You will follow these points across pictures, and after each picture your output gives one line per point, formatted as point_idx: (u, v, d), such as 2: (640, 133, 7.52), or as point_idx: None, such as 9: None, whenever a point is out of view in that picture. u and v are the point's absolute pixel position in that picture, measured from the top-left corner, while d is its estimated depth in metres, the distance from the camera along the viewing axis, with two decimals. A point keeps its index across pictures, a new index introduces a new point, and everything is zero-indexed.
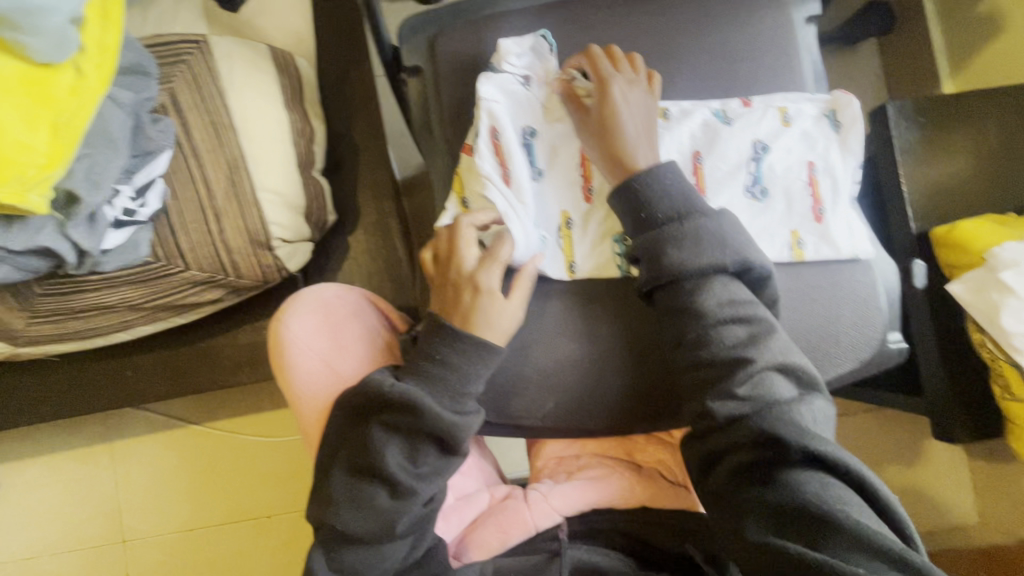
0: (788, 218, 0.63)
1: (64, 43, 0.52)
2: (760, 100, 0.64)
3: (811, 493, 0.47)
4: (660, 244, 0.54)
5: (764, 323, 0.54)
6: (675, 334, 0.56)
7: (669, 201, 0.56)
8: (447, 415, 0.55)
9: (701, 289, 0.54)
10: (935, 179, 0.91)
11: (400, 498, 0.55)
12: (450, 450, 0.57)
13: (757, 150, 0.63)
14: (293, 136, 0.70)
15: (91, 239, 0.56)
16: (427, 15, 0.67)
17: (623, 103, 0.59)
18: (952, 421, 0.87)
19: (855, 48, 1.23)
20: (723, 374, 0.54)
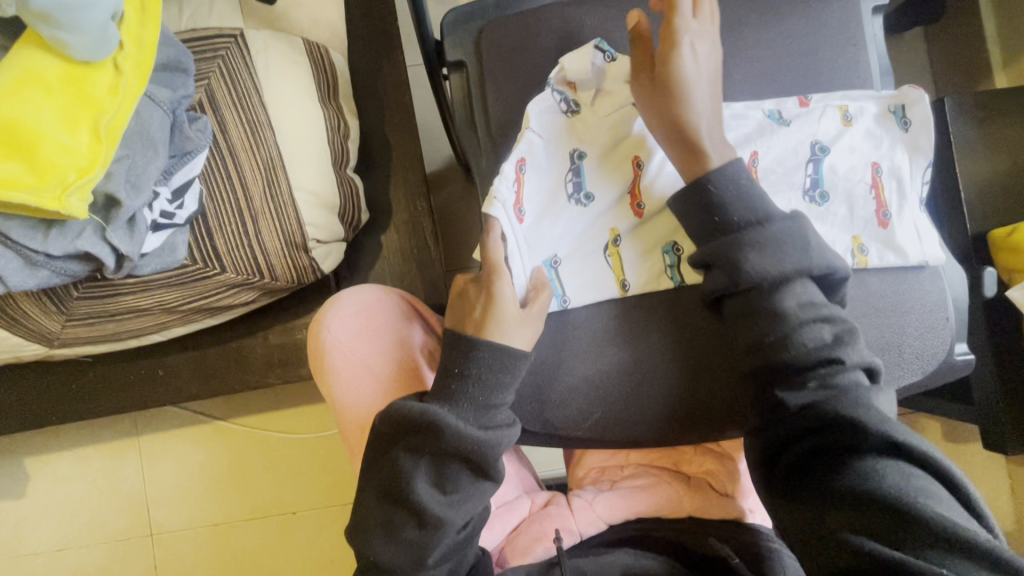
0: (850, 223, 0.60)
1: (105, 40, 0.50)
2: (820, 99, 0.61)
3: (896, 485, 0.43)
4: (736, 246, 0.51)
5: (845, 323, 0.50)
6: (748, 333, 0.51)
7: (746, 205, 0.52)
8: (474, 430, 0.52)
9: (782, 289, 0.51)
10: (996, 179, 0.86)
11: (430, 529, 0.51)
12: (484, 469, 0.53)
13: (816, 151, 0.60)
14: (329, 134, 0.67)
15: (132, 244, 0.55)
16: (471, 8, 0.64)
17: (690, 60, 0.55)
18: (1004, 432, 0.83)
19: (901, 38, 1.18)
20: (799, 373, 0.50)
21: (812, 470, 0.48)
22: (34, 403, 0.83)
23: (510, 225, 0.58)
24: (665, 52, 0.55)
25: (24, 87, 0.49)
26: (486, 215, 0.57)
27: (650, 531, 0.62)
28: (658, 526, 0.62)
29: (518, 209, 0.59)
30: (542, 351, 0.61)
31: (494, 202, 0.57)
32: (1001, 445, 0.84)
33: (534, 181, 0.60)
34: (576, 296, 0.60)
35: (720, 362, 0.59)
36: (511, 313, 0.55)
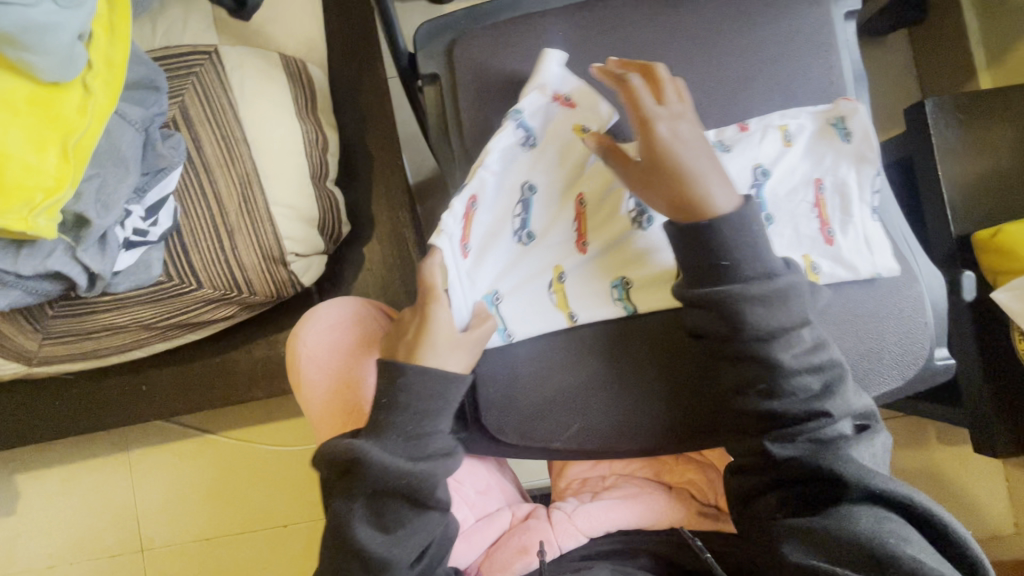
0: (798, 243, 0.59)
1: (72, 60, 0.49)
2: (758, 122, 0.60)
3: (870, 528, 0.45)
4: (743, 295, 0.51)
5: (837, 370, 0.51)
6: (738, 380, 0.52)
7: (755, 252, 0.52)
8: (401, 460, 0.52)
9: (778, 339, 0.51)
10: (980, 181, 0.86)
11: (376, 566, 0.51)
12: (423, 501, 0.52)
13: (757, 176, 0.60)
14: (307, 147, 0.67)
15: (104, 262, 0.55)
16: (444, 21, 0.64)
17: (674, 139, 0.54)
18: (995, 435, 0.83)
19: (884, 41, 1.18)
20: (789, 420, 0.51)
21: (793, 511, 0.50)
22: (17, 421, 0.83)
23: (454, 261, 0.57)
24: (646, 143, 0.54)
25: None
26: (432, 244, 0.55)
27: (634, 544, 0.61)
28: (643, 539, 0.62)
29: (462, 245, 0.58)
30: (515, 364, 0.60)
31: (441, 234, 0.55)
32: (993, 449, 0.83)
33: (484, 218, 0.59)
34: (522, 328, 0.60)
35: (694, 379, 0.58)
36: (443, 336, 0.55)
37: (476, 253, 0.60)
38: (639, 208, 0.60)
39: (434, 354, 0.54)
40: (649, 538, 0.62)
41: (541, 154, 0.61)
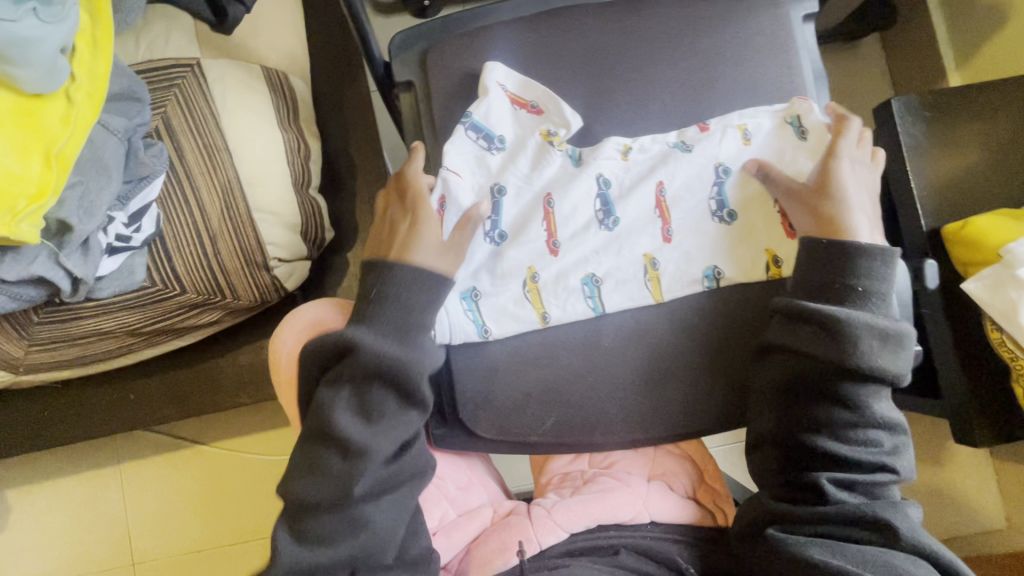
0: (760, 237, 0.61)
1: (54, 72, 0.51)
2: (717, 121, 0.62)
3: (903, 567, 0.51)
4: (858, 329, 0.54)
5: (903, 433, 0.57)
6: (824, 416, 0.56)
7: (880, 299, 0.55)
8: (386, 347, 0.54)
9: (874, 393, 0.55)
10: (948, 177, 0.88)
11: (354, 459, 0.53)
12: (406, 392, 0.55)
13: (720, 174, 0.62)
14: (288, 155, 0.70)
15: (86, 267, 0.56)
16: (417, 30, 0.67)
17: (848, 173, 0.58)
18: (973, 427, 0.84)
19: (856, 46, 1.22)
20: (856, 464, 0.56)
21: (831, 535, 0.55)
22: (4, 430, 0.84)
23: None
24: (825, 170, 0.58)
25: None
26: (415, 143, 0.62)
27: (614, 539, 0.62)
28: (625, 535, 0.62)
29: None
30: (492, 356, 0.61)
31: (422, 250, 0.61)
32: (973, 441, 0.84)
33: (452, 218, 0.61)
34: (495, 325, 0.61)
35: (663, 369, 0.61)
36: (431, 236, 0.58)
37: None
38: (605, 209, 0.62)
39: (425, 250, 0.57)
40: (631, 534, 0.62)
41: (511, 158, 0.63)
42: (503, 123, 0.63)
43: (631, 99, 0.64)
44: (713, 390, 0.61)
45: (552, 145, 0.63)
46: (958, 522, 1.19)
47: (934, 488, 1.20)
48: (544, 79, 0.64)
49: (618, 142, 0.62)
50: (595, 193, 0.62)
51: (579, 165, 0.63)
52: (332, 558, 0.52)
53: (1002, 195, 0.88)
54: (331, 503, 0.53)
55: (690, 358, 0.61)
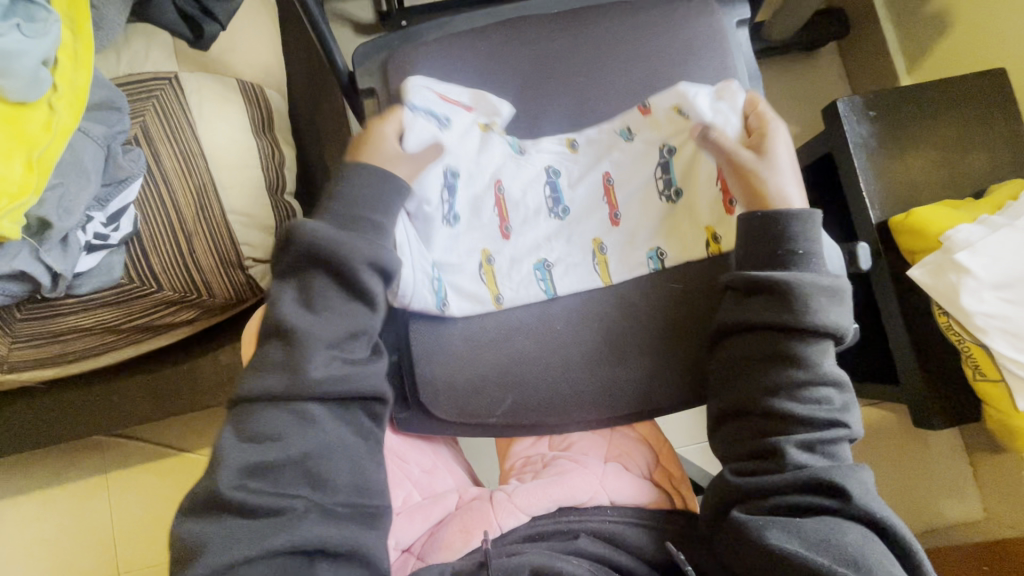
0: (699, 219, 0.66)
1: (37, 82, 0.56)
2: (655, 101, 0.67)
3: (855, 545, 0.50)
4: (802, 287, 0.56)
5: (851, 392, 0.58)
6: (775, 379, 0.57)
7: (818, 258, 0.58)
8: (336, 234, 0.53)
9: (819, 349, 0.57)
10: (892, 172, 0.93)
11: (294, 347, 0.51)
12: (349, 279, 0.53)
13: (666, 153, 0.67)
14: (262, 162, 0.75)
15: (65, 262, 0.60)
16: (379, 42, 0.72)
17: (778, 143, 0.62)
18: (927, 410, 0.87)
19: (814, 56, 1.28)
20: (812, 424, 0.56)
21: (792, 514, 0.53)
22: None
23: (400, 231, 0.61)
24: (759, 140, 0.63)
25: None
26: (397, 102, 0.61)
27: (575, 523, 0.62)
28: (585, 518, 0.63)
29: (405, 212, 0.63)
30: (451, 340, 0.65)
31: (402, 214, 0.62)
32: (929, 423, 0.87)
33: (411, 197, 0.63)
34: (454, 304, 0.64)
35: (615, 350, 0.64)
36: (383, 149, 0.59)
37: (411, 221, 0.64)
38: (555, 196, 0.68)
39: (376, 154, 0.58)
40: (591, 516, 0.63)
41: (454, 138, 0.65)
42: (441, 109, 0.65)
43: (579, 100, 0.69)
44: (663, 368, 0.64)
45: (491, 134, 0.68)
46: (934, 513, 1.21)
47: (909, 479, 1.22)
48: (496, 83, 0.69)
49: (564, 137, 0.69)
50: (545, 180, 0.69)
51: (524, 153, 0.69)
52: (296, 458, 0.51)
53: (945, 187, 0.93)
54: (280, 394, 0.51)
55: (638, 339, 0.65)
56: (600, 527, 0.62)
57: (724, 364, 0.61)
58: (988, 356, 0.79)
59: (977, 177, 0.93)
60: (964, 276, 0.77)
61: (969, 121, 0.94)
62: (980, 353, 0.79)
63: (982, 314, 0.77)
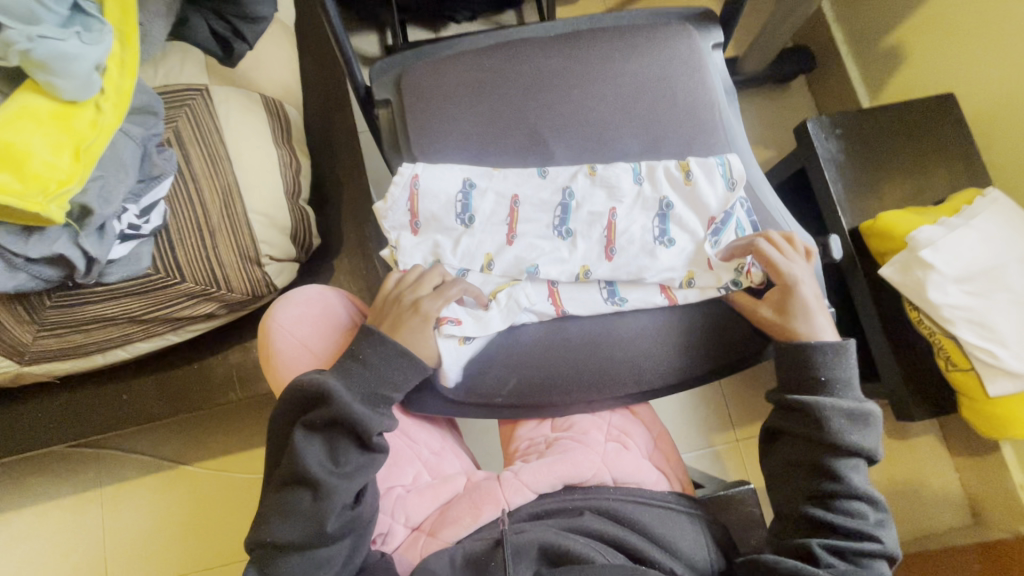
0: (651, 212, 0.72)
1: (90, 84, 0.62)
2: (682, 294, 0.70)
3: None
4: (825, 410, 0.63)
5: (885, 509, 0.63)
6: (810, 484, 0.63)
7: (850, 389, 0.65)
8: (359, 407, 0.56)
9: (852, 465, 0.63)
10: (858, 184, 1.01)
11: (321, 499, 0.54)
12: (371, 446, 0.57)
13: (662, 241, 0.71)
14: (281, 168, 0.81)
15: (101, 248, 0.64)
16: (393, 59, 0.80)
17: (807, 296, 0.67)
18: (908, 404, 0.92)
19: (787, 87, 1.39)
20: (846, 533, 0.61)
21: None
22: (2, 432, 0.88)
23: (408, 226, 0.71)
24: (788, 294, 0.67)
25: (20, 120, 0.59)
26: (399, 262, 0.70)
27: (578, 501, 0.64)
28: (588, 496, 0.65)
29: (411, 227, 0.71)
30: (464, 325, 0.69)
31: (400, 238, 0.70)
32: (909, 414, 0.92)
33: (428, 230, 0.71)
34: (428, 173, 0.71)
35: (612, 331, 0.70)
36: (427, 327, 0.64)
37: (425, 226, 0.71)
38: (562, 216, 0.72)
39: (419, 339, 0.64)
40: (593, 491, 0.65)
41: (449, 231, 0.71)
42: (429, 206, 0.70)
43: (573, 107, 0.76)
44: (654, 349, 0.70)
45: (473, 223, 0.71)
46: (923, 519, 1.24)
47: (899, 485, 1.25)
48: (500, 95, 0.76)
49: (560, 209, 0.72)
50: (558, 202, 0.72)
51: (497, 168, 0.73)
52: None
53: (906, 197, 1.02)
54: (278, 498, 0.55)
55: (631, 323, 0.70)
56: (601, 504, 0.64)
57: (772, 467, 0.68)
58: (959, 348, 0.84)
59: (934, 189, 1.02)
60: (929, 271, 0.84)
61: (926, 138, 1.03)
62: (951, 345, 0.85)
63: (948, 305, 0.83)
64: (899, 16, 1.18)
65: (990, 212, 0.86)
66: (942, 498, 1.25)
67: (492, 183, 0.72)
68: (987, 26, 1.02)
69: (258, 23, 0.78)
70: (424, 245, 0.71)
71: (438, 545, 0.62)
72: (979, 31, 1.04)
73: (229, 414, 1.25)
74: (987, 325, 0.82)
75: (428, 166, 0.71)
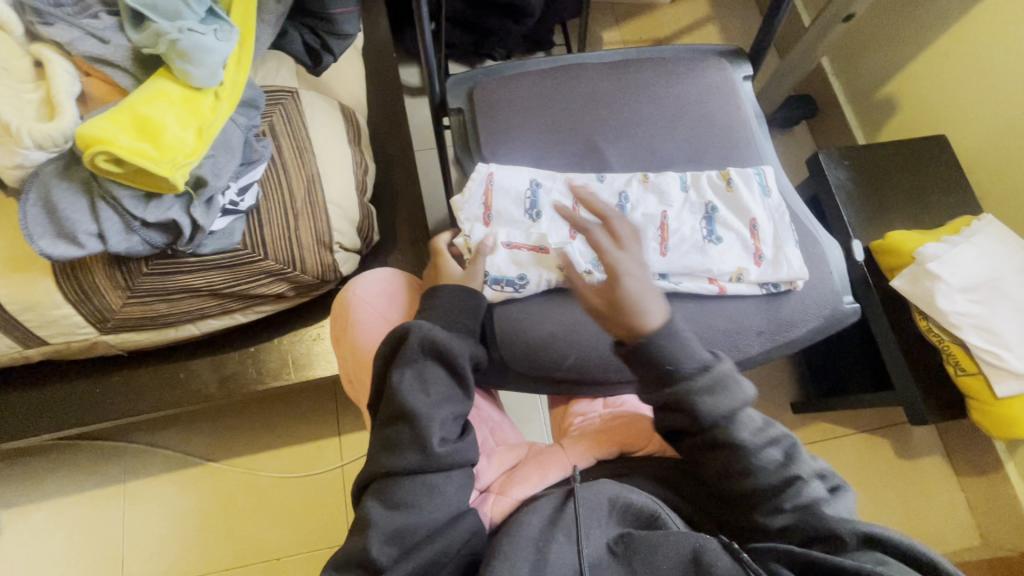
0: (698, 211, 0.80)
1: (217, 75, 0.71)
2: (732, 288, 0.77)
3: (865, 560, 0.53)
4: (684, 399, 0.58)
5: (788, 439, 0.62)
6: (719, 465, 0.60)
7: (691, 355, 0.59)
8: (442, 334, 0.67)
9: (735, 425, 0.59)
10: (865, 209, 1.12)
11: (420, 425, 0.61)
12: (456, 378, 0.67)
13: (711, 238, 0.79)
14: (355, 165, 0.88)
15: (206, 218, 0.70)
16: (464, 75, 0.91)
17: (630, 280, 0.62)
18: (922, 408, 0.98)
19: (792, 130, 1.53)
20: (775, 491, 0.59)
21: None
22: (58, 404, 0.91)
23: (479, 218, 0.78)
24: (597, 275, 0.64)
25: (156, 99, 0.67)
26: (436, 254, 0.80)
27: (639, 469, 0.69)
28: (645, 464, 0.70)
29: (483, 219, 0.79)
30: (529, 305, 0.77)
31: (473, 226, 0.78)
32: (924, 419, 0.98)
33: (499, 222, 0.78)
34: (501, 173, 0.80)
35: None
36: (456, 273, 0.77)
37: (497, 219, 0.78)
38: (619, 216, 0.80)
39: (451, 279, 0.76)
40: (649, 461, 0.71)
41: (516, 224, 0.78)
42: (501, 202, 0.79)
43: (625, 121, 0.86)
44: (700, 334, 0.77)
45: (540, 219, 0.78)
46: (934, 540, 1.27)
47: (909, 505, 1.29)
48: (560, 107, 0.86)
49: (619, 209, 0.80)
50: (614, 204, 0.80)
51: (560, 172, 0.82)
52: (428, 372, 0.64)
53: (908, 223, 1.12)
54: (395, 444, 0.62)
55: (680, 311, 0.77)
56: (658, 469, 0.69)
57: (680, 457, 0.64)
58: (967, 353, 0.92)
59: (933, 216, 1.13)
60: (936, 281, 0.92)
61: (922, 172, 1.15)
62: (959, 350, 0.93)
63: (955, 312, 0.91)
64: (891, 71, 1.34)
65: (986, 232, 0.96)
66: (951, 518, 1.29)
67: (557, 183, 0.81)
68: (971, 78, 1.17)
69: (345, 39, 0.88)
70: (494, 234, 0.78)
71: (508, 502, 0.66)
72: (964, 82, 1.19)
73: (258, 414, 1.27)
74: (991, 330, 0.91)
75: (500, 166, 0.81)
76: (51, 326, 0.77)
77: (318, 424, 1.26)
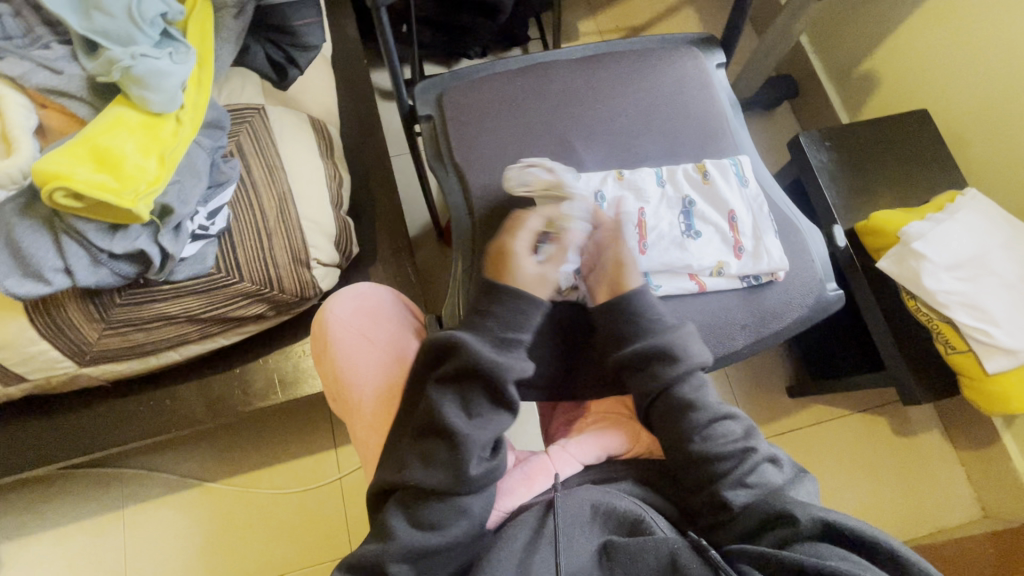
0: (675, 206, 0.79)
1: (175, 99, 0.69)
2: (711, 283, 0.77)
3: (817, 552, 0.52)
4: (655, 347, 0.67)
5: (745, 419, 0.67)
6: (681, 433, 0.65)
7: (654, 314, 0.70)
8: (489, 351, 0.64)
9: (698, 388, 0.66)
10: (848, 190, 1.10)
11: (458, 447, 0.61)
12: (500, 399, 0.64)
13: (690, 233, 0.78)
14: (327, 178, 0.87)
15: (176, 245, 0.69)
16: (432, 80, 0.89)
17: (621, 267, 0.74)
18: (914, 388, 0.98)
19: (774, 112, 1.51)
20: (733, 466, 0.62)
21: (751, 536, 0.58)
22: (46, 438, 0.90)
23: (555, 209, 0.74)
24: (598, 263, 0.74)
25: (115, 128, 0.66)
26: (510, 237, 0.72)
27: (624, 471, 0.69)
28: (630, 466, 0.70)
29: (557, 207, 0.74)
30: None
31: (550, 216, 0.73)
32: (917, 399, 0.98)
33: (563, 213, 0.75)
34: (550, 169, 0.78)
35: None
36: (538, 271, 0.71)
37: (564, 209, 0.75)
38: None
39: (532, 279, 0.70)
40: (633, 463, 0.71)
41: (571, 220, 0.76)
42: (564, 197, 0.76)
43: (597, 118, 0.85)
44: None
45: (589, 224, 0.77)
46: (936, 517, 1.27)
47: (910, 484, 1.29)
48: (531, 107, 0.85)
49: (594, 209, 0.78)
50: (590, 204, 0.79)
51: None
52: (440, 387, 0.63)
53: (893, 201, 1.11)
54: None
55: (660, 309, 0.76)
56: (643, 469, 0.69)
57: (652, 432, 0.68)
58: (956, 331, 0.92)
59: (918, 192, 1.12)
60: (921, 261, 0.92)
61: (904, 149, 1.14)
62: (949, 329, 0.92)
63: (943, 291, 0.91)
64: (869, 46, 1.32)
65: (970, 207, 0.95)
66: (951, 493, 1.29)
67: None
68: (948, 49, 1.16)
69: (309, 52, 0.87)
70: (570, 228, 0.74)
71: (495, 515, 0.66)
72: (942, 54, 1.17)
73: (254, 432, 1.26)
74: (978, 306, 0.90)
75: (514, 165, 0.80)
76: (29, 363, 0.77)
77: (314, 439, 1.26)
